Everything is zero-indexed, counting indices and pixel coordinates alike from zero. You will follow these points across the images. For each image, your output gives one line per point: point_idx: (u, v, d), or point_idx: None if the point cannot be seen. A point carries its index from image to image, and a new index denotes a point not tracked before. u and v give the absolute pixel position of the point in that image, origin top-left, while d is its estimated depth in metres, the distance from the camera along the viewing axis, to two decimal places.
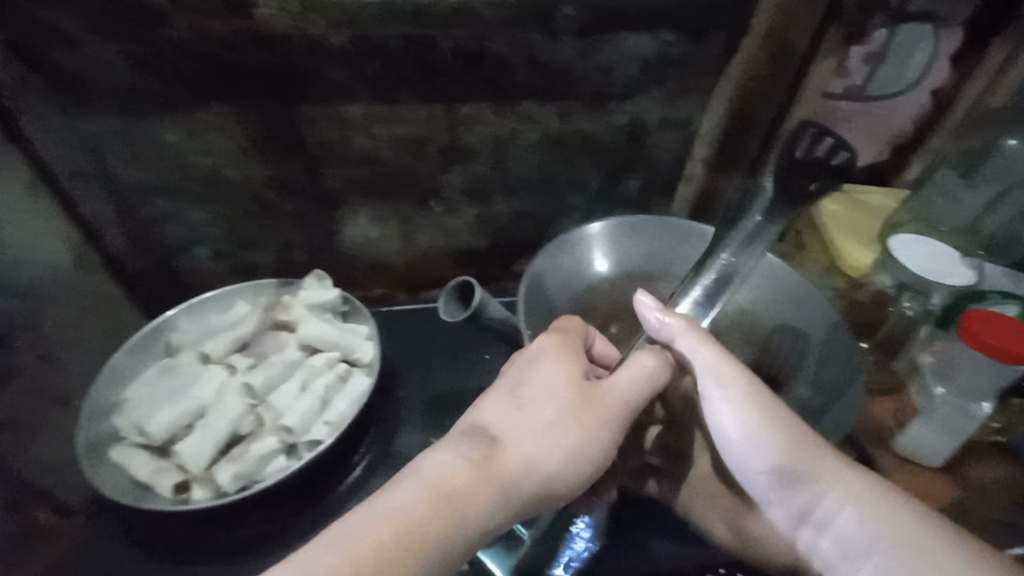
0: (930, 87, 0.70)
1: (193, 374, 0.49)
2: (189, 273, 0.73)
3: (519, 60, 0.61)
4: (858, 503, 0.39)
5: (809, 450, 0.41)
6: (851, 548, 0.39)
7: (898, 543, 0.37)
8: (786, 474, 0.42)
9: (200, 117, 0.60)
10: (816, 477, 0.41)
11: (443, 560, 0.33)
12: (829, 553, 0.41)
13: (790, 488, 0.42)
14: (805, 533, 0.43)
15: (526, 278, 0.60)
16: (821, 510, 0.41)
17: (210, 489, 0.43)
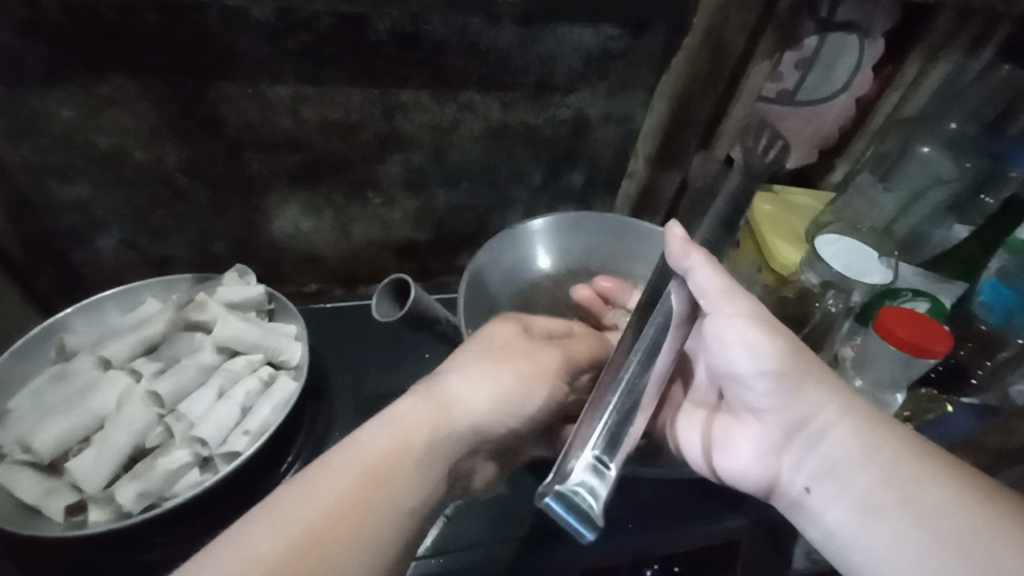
0: (855, 95, 0.73)
1: (92, 381, 0.44)
2: (92, 265, 0.66)
3: (457, 46, 0.59)
4: (854, 415, 0.41)
5: (809, 368, 0.43)
6: (844, 459, 0.40)
7: (890, 451, 0.40)
8: (789, 389, 0.42)
9: (99, 92, 0.54)
10: (817, 391, 0.42)
11: (420, 491, 0.37)
12: (815, 468, 0.42)
13: (791, 403, 0.42)
14: (793, 450, 0.43)
15: (470, 273, 0.58)
16: (819, 424, 0.42)
17: (110, 509, 0.39)
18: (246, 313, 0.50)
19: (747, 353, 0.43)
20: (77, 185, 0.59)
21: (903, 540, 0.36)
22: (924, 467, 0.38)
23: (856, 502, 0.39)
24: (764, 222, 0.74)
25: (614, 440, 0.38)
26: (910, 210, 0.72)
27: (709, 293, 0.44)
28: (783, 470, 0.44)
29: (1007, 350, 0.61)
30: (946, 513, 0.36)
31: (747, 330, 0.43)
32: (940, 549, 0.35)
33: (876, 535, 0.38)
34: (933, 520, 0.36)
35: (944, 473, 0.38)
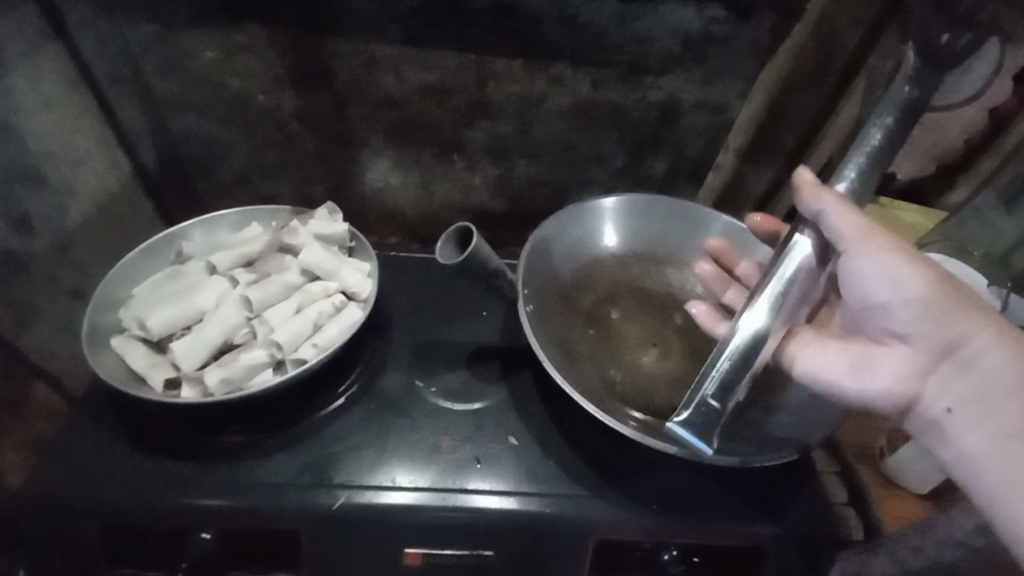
0: (989, 105, 0.66)
1: (198, 281, 0.52)
2: (211, 194, 0.75)
3: (555, 19, 0.60)
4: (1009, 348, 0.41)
5: (954, 296, 0.43)
6: (997, 383, 0.40)
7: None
8: (939, 315, 0.42)
9: (235, 37, 0.61)
10: (967, 321, 0.42)
11: None
12: (963, 392, 0.41)
13: (940, 328, 0.42)
14: (936, 376, 0.43)
15: (531, 240, 0.60)
16: (972, 349, 0.41)
17: (199, 389, 0.45)
18: (330, 246, 0.55)
19: (889, 282, 0.44)
20: (208, 119, 0.68)
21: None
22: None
23: (1004, 431, 0.39)
24: None
25: (727, 387, 0.42)
26: None
27: (847, 235, 0.44)
28: (920, 394, 0.44)
29: None
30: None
31: (888, 260, 0.44)
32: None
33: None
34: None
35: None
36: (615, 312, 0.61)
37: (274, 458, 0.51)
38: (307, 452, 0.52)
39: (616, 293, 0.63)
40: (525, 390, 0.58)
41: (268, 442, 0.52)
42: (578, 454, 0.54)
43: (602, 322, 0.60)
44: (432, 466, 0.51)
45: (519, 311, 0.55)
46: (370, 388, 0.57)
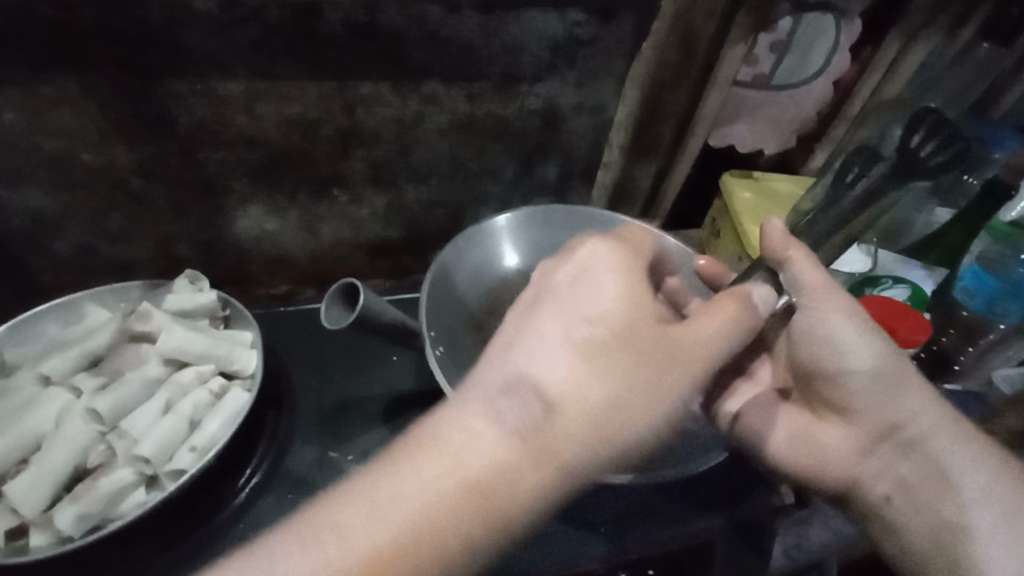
0: (832, 78, 0.72)
1: (30, 398, 0.43)
2: (47, 274, 0.64)
3: (417, 35, 0.56)
4: (613, 274, 0.41)
5: (910, 378, 0.47)
6: (934, 470, 0.45)
7: (590, 306, 0.39)
8: (891, 394, 0.48)
9: (37, 93, 0.51)
10: (914, 390, 0.47)
11: None
12: (912, 477, 0.46)
13: (883, 413, 0.48)
14: (878, 455, 0.48)
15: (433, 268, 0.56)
16: (911, 436, 0.47)
17: (51, 534, 0.38)
18: (197, 321, 0.49)
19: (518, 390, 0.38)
20: (23, 190, 0.57)
21: (559, 399, 0.36)
22: (612, 317, 0.39)
23: (915, 481, 0.46)
24: (742, 210, 0.73)
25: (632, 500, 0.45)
26: None
27: (810, 289, 0.48)
28: (862, 471, 0.49)
29: (990, 334, 0.62)
30: (578, 362, 0.37)
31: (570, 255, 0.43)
32: (631, 379, 0.37)
33: (584, 378, 0.36)
34: (603, 356, 0.37)
35: (641, 291, 0.40)
36: None
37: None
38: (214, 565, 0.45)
39: None
40: None
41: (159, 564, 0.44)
42: None
43: None
44: None
45: (428, 356, 0.51)
46: (279, 469, 0.51)
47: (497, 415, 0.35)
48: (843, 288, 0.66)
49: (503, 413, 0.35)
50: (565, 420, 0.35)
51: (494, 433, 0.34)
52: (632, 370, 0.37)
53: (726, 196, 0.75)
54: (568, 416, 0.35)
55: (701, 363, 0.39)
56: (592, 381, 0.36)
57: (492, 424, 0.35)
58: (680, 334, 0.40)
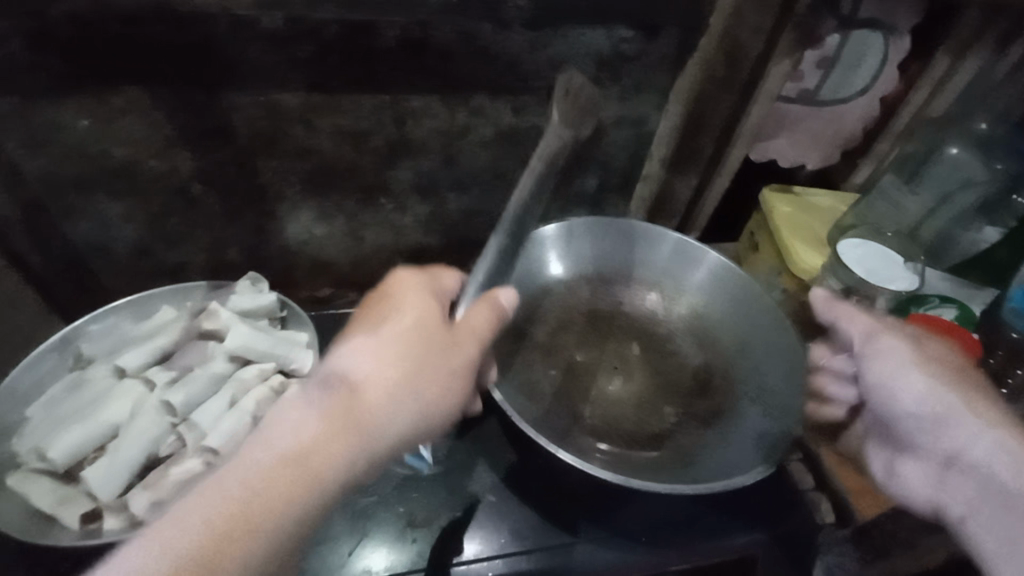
0: (877, 95, 0.71)
1: (106, 390, 0.48)
2: (106, 272, 0.67)
3: (468, 51, 0.58)
4: (414, 297, 0.45)
5: (970, 398, 0.43)
6: (1004, 491, 0.39)
7: (393, 321, 0.43)
8: (942, 426, 0.43)
9: (111, 103, 0.54)
10: (971, 409, 0.43)
11: None
12: (975, 498, 0.41)
13: (944, 439, 0.43)
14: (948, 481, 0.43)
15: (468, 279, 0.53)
16: (972, 458, 0.41)
17: (124, 519, 0.43)
18: (258, 321, 0.54)
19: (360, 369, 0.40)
20: (93, 194, 0.60)
21: (359, 391, 0.40)
22: (415, 328, 0.43)
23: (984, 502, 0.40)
24: (784, 225, 0.72)
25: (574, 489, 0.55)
26: (935, 214, 0.71)
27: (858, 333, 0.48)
28: (941, 499, 0.44)
29: None
30: (370, 345, 0.41)
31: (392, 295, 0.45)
32: (414, 358, 0.41)
33: (386, 370, 0.40)
34: (399, 349, 0.41)
35: (428, 300, 0.45)
36: (580, 353, 0.60)
37: None
38: None
39: (568, 320, 0.61)
40: (493, 437, 0.57)
41: None
42: (559, 505, 0.53)
43: (562, 352, 0.59)
44: (411, 543, 0.49)
45: None
46: None
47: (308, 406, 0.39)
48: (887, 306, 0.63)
49: (304, 408, 0.38)
50: (368, 402, 0.39)
51: (307, 418, 0.38)
52: (429, 360, 0.41)
53: (767, 211, 0.74)
54: (372, 394, 0.39)
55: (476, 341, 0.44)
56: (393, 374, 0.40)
57: (308, 411, 0.38)
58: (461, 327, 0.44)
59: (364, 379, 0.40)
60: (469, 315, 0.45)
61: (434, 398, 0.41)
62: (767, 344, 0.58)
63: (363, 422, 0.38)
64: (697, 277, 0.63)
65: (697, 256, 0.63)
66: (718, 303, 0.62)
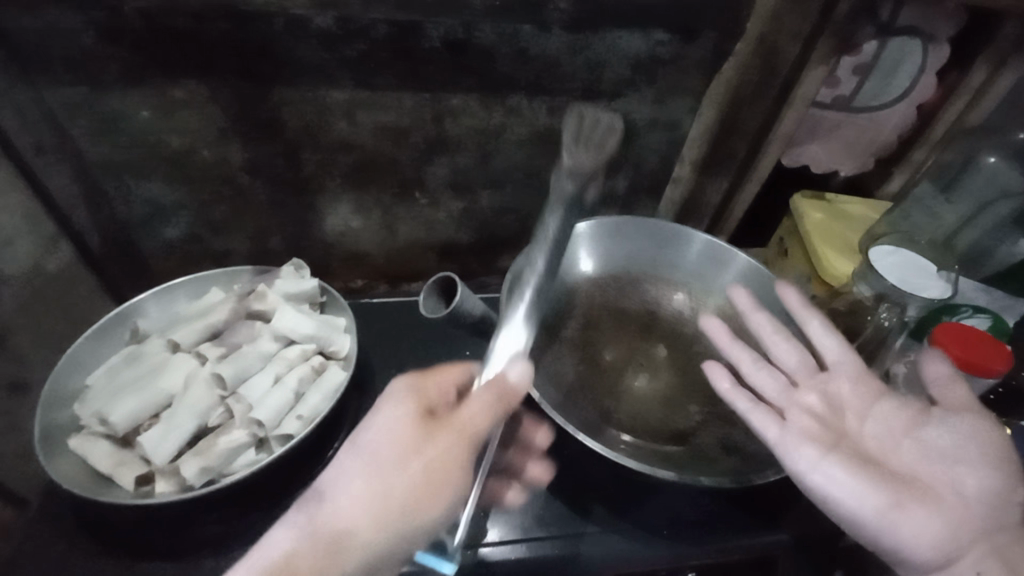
0: (915, 102, 0.71)
1: (161, 362, 0.53)
2: (158, 256, 0.71)
3: (508, 52, 0.60)
4: (400, 404, 0.43)
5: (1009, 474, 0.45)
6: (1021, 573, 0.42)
7: (378, 431, 0.42)
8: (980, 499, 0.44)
9: (172, 95, 0.58)
10: (1005, 485, 0.45)
11: None
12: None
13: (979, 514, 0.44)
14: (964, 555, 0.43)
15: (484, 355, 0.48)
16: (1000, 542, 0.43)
17: (175, 482, 0.47)
18: (300, 304, 0.59)
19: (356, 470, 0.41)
20: (150, 181, 0.64)
21: (348, 504, 0.40)
22: (408, 434, 0.42)
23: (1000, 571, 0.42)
24: (814, 232, 0.72)
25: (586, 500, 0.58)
26: (970, 223, 0.70)
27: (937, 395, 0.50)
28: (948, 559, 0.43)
29: None
30: (359, 460, 0.42)
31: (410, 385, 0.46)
32: (405, 471, 0.40)
33: (380, 492, 0.40)
34: (381, 458, 0.41)
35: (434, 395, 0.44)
36: (609, 352, 0.61)
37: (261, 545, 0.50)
38: None
39: (596, 315, 0.63)
40: None
41: (257, 524, 0.51)
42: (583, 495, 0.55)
43: (591, 348, 0.60)
44: None
45: None
46: None
47: (299, 522, 0.39)
48: (919, 315, 0.63)
49: (295, 522, 0.39)
50: (347, 522, 0.39)
51: (289, 533, 0.39)
52: (415, 460, 0.41)
53: (797, 216, 0.74)
54: (352, 516, 0.39)
55: (476, 428, 0.42)
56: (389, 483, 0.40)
57: (295, 533, 0.39)
58: (458, 419, 0.42)
59: (362, 487, 0.40)
60: (465, 408, 0.42)
61: (423, 510, 0.40)
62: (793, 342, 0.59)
63: (340, 535, 0.39)
64: (723, 276, 0.64)
65: (725, 258, 0.64)
66: None
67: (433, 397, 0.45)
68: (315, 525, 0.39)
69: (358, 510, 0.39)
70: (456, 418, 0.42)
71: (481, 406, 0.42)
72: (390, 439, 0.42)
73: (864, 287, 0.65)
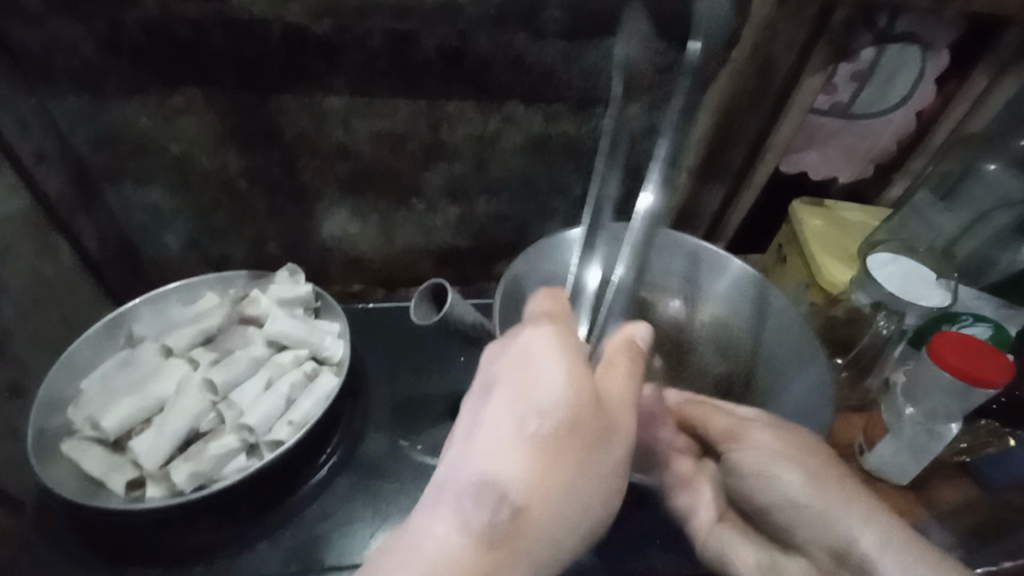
0: (916, 109, 0.70)
1: (154, 367, 0.55)
2: (157, 261, 0.72)
3: (503, 60, 0.60)
4: (562, 360, 0.36)
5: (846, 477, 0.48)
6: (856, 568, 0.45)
7: (542, 394, 0.35)
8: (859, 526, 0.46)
9: (172, 103, 0.58)
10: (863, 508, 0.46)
11: None
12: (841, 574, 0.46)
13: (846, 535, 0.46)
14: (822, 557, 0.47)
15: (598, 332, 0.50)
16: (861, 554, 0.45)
17: (165, 487, 0.48)
18: (294, 309, 0.59)
19: (526, 453, 0.34)
20: (149, 187, 0.64)
21: (522, 492, 0.33)
22: (567, 405, 0.35)
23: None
24: (812, 239, 0.72)
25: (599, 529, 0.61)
26: (971, 232, 0.69)
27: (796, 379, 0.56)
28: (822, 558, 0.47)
29: None
30: (529, 451, 0.34)
31: (510, 341, 0.38)
32: (582, 447, 0.34)
33: (551, 477, 0.33)
34: (560, 432, 0.34)
35: (576, 357, 0.36)
36: None
37: (252, 551, 0.50)
38: (295, 535, 0.52)
39: None
40: None
41: (247, 531, 0.51)
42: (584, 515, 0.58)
43: None
44: None
45: None
46: (353, 453, 0.58)
47: (462, 519, 0.33)
48: (918, 324, 0.63)
49: (465, 519, 0.33)
50: (526, 512, 0.33)
51: (455, 532, 0.32)
52: (591, 428, 0.35)
53: (795, 224, 0.74)
54: (532, 503, 0.33)
55: (635, 371, 0.38)
56: (529, 470, 0.33)
57: (458, 531, 0.32)
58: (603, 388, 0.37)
59: (551, 468, 0.34)
60: (606, 373, 0.38)
61: (596, 498, 0.35)
62: (789, 354, 0.58)
63: (531, 528, 0.33)
64: (719, 283, 0.63)
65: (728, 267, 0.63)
66: (734, 310, 0.62)
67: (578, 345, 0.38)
68: (485, 506, 0.33)
69: (555, 490, 0.33)
70: (607, 375, 0.38)
71: (626, 365, 0.38)
72: (560, 410, 0.35)
73: (862, 295, 0.65)
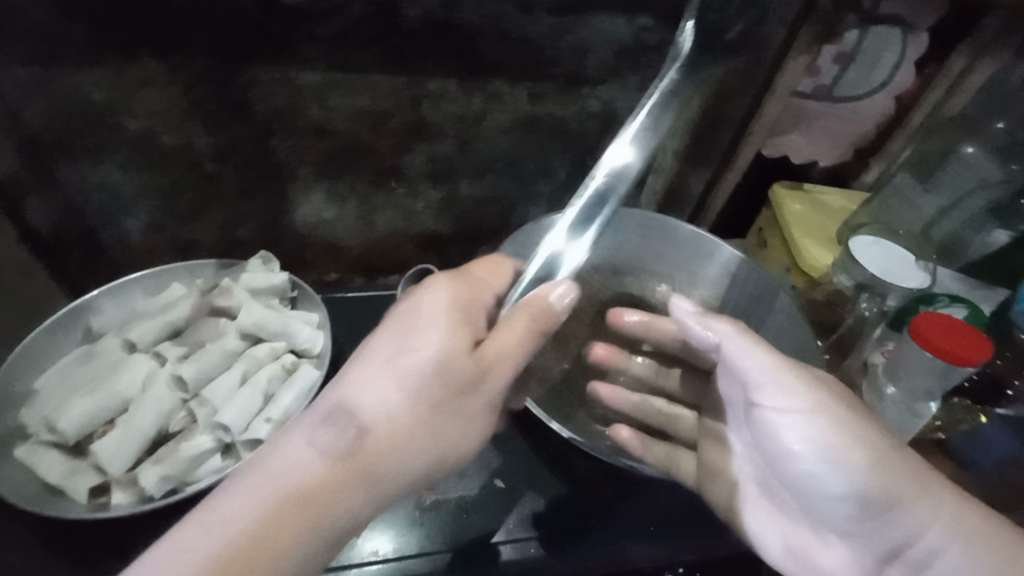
0: (894, 94, 0.71)
1: (117, 363, 0.51)
2: (116, 247, 0.66)
3: (490, 34, 0.58)
4: (449, 320, 0.39)
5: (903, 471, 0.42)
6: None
7: (416, 353, 0.38)
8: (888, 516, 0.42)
9: (131, 74, 0.54)
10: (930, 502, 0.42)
11: None
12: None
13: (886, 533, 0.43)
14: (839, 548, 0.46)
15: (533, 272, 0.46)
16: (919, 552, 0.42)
17: (133, 492, 0.45)
18: (270, 299, 0.56)
19: (383, 388, 0.37)
20: (105, 166, 0.59)
21: (372, 435, 0.36)
22: (441, 360, 0.38)
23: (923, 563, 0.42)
24: (794, 222, 0.72)
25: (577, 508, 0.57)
26: (948, 214, 0.71)
27: (757, 375, 0.45)
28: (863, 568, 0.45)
29: None
30: (400, 396, 0.37)
31: (411, 298, 0.41)
32: (440, 403, 0.37)
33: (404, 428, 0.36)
34: (421, 380, 0.37)
35: (461, 315, 0.40)
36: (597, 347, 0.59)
37: None
38: None
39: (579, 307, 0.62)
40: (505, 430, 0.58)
41: None
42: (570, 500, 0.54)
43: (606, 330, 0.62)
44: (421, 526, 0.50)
45: None
46: None
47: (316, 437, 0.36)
48: (899, 304, 0.63)
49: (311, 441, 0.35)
50: (375, 442, 0.36)
51: (306, 451, 0.35)
52: (454, 387, 0.38)
53: (777, 206, 0.74)
54: (381, 430, 0.36)
55: (529, 331, 0.40)
56: (401, 409, 0.37)
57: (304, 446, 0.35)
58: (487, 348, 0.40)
59: (402, 426, 0.36)
60: (502, 328, 0.40)
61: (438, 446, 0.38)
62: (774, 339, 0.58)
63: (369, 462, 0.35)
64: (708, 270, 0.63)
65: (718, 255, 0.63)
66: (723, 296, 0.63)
67: (474, 310, 0.41)
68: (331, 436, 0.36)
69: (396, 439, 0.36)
70: (494, 346, 0.39)
71: (522, 325, 0.40)
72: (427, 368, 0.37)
73: (844, 278, 0.65)
